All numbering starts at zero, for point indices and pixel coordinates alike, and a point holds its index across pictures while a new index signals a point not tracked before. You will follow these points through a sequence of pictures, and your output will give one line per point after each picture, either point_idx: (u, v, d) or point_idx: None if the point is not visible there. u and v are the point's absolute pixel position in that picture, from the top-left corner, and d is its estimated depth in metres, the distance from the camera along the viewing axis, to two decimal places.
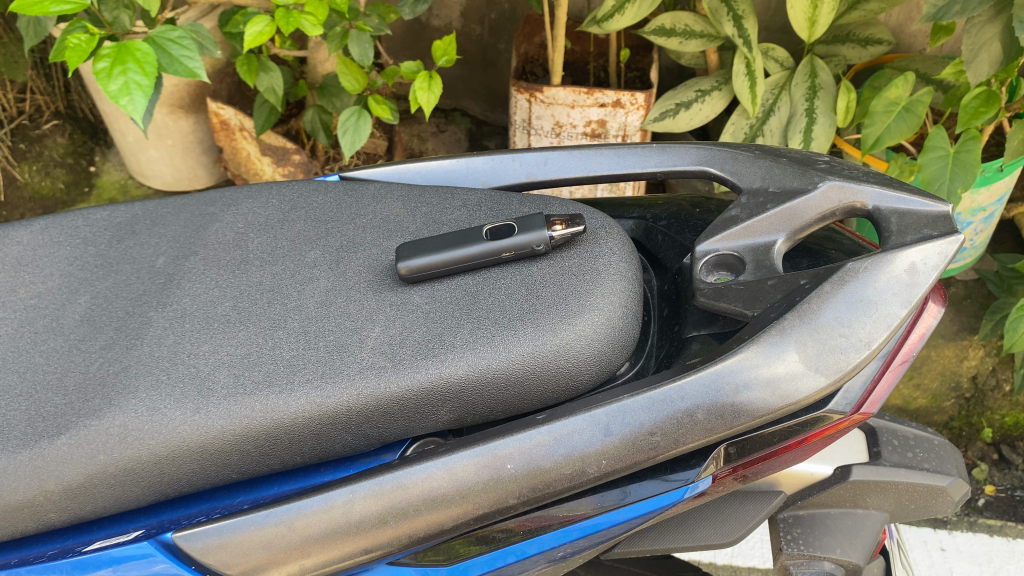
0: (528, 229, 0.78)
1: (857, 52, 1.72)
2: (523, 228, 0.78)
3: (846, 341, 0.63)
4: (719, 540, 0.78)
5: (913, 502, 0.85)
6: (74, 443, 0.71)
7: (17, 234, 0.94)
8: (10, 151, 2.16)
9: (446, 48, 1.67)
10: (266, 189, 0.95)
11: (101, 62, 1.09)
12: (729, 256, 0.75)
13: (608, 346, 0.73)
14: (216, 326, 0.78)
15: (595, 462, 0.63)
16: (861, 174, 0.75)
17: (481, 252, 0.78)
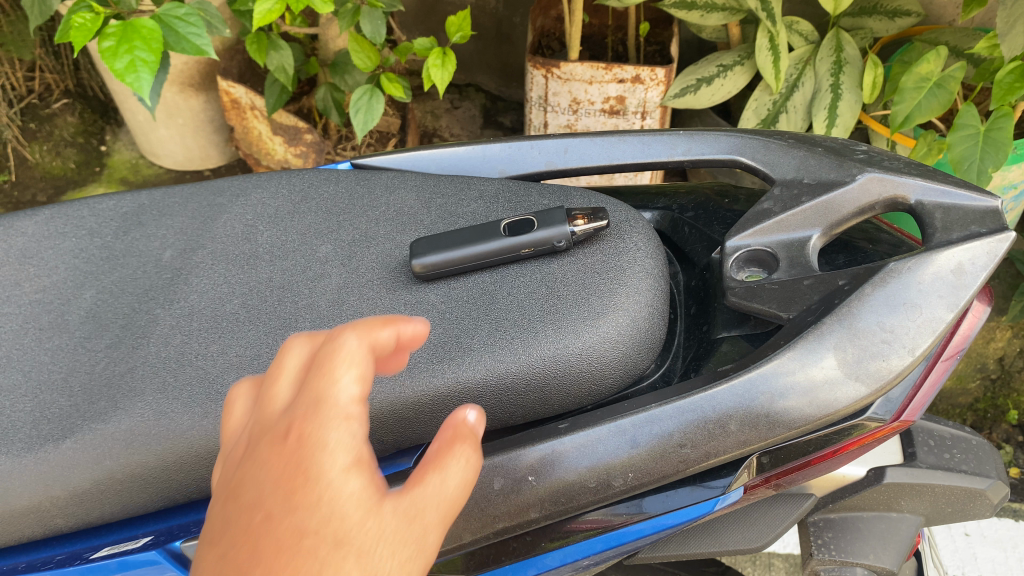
0: (546, 227, 0.74)
1: (885, 24, 1.65)
2: (542, 225, 0.74)
3: (888, 346, 0.59)
4: (746, 545, 0.75)
5: (950, 505, 0.81)
6: (79, 448, 0.69)
7: (21, 225, 0.91)
8: (21, 131, 2.12)
9: (460, 24, 1.62)
10: (276, 178, 0.92)
11: (106, 41, 1.06)
12: (761, 252, 0.71)
13: (633, 348, 0.69)
14: (225, 325, 0.76)
15: (621, 475, 0.60)
16: (902, 166, 0.71)
17: (497, 249, 0.74)
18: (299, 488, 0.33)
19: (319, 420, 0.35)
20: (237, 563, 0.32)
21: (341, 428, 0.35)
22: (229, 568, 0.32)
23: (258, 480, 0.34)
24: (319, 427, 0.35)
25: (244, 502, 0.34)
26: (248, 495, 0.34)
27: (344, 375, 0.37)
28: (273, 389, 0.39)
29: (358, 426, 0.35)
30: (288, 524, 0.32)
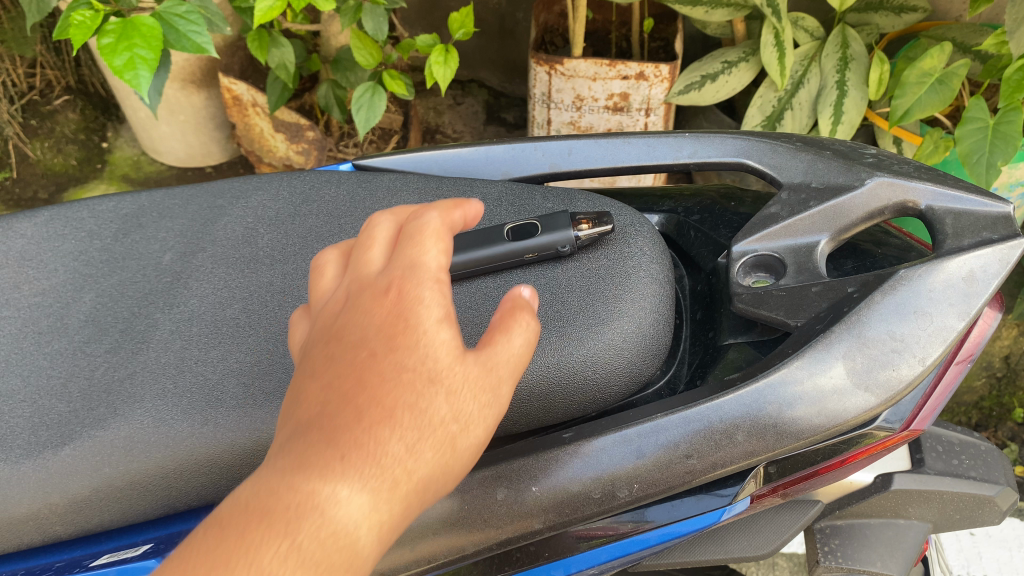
0: (548, 232, 0.73)
1: (891, 20, 1.62)
2: (545, 231, 0.73)
3: (898, 355, 0.58)
4: (753, 553, 0.74)
5: (958, 512, 0.80)
6: (79, 455, 0.68)
7: (20, 227, 0.90)
8: (22, 128, 2.11)
9: (463, 21, 1.60)
10: (277, 179, 0.91)
11: (105, 39, 1.05)
12: (769, 257, 0.70)
13: (638, 356, 0.68)
14: (226, 330, 0.75)
15: (626, 485, 0.60)
16: (911, 170, 0.70)
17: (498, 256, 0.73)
18: (399, 333, 0.44)
19: (415, 280, 0.46)
20: (348, 384, 0.43)
21: (431, 288, 0.46)
22: (343, 388, 0.42)
23: (365, 322, 0.45)
24: (415, 287, 0.46)
25: (354, 336, 0.45)
26: (355, 331, 0.45)
27: (431, 247, 0.48)
28: (369, 254, 0.50)
29: (445, 288, 0.46)
30: (392, 358, 0.43)
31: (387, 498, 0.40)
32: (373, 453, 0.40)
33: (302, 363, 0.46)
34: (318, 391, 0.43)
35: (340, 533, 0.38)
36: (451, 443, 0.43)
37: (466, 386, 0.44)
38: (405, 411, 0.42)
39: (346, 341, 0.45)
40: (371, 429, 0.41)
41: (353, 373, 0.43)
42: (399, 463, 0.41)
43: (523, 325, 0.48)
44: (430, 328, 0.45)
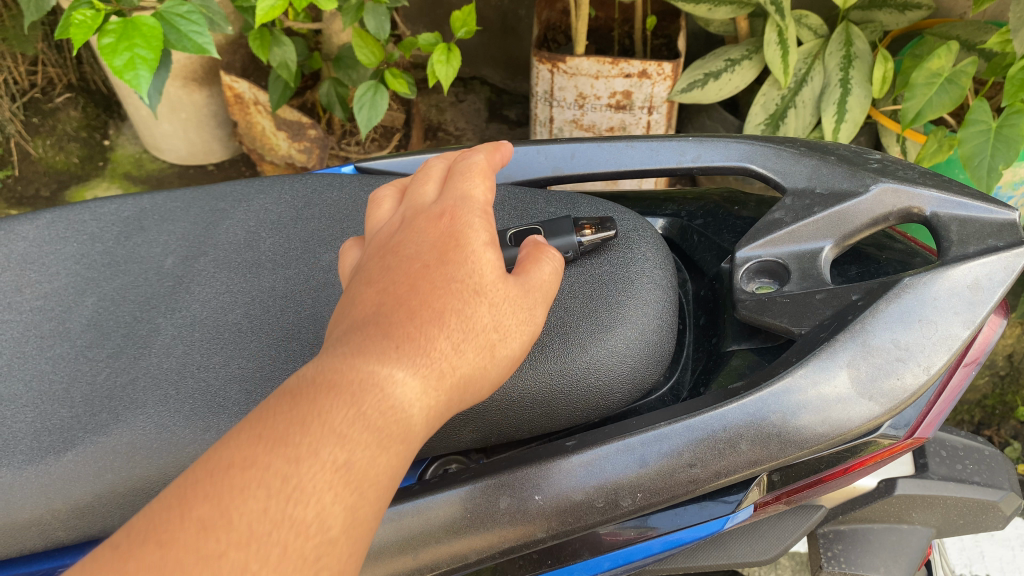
0: (552, 237, 0.72)
1: (895, 17, 1.62)
2: (548, 236, 0.72)
3: (902, 364, 0.58)
4: (755, 557, 0.74)
5: (961, 517, 0.80)
6: (81, 460, 0.68)
7: (22, 229, 0.90)
8: (24, 126, 2.10)
9: (465, 19, 1.60)
10: (279, 183, 0.91)
11: (106, 39, 1.05)
12: (772, 264, 0.70)
13: (641, 363, 0.68)
14: (228, 335, 0.75)
15: (629, 494, 0.59)
16: (916, 176, 0.70)
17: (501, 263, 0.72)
18: (451, 250, 0.54)
19: (466, 211, 0.57)
20: (404, 286, 0.51)
21: (478, 218, 0.56)
22: (400, 287, 0.51)
23: (420, 240, 0.55)
24: (464, 216, 0.56)
25: (411, 251, 0.54)
26: (411, 247, 0.55)
27: (478, 185, 0.60)
28: (425, 189, 0.61)
29: (490, 219, 0.57)
30: (444, 269, 0.52)
31: (435, 387, 0.47)
32: (427, 344, 0.48)
33: (362, 272, 0.55)
34: (381, 290, 0.51)
35: (400, 407, 0.44)
36: (490, 350, 0.51)
37: (506, 301, 0.53)
38: (454, 314, 0.50)
39: (403, 255, 0.54)
40: (426, 326, 0.49)
41: (412, 278, 0.52)
42: (447, 358, 0.48)
43: (549, 258, 0.59)
44: (478, 247, 0.54)
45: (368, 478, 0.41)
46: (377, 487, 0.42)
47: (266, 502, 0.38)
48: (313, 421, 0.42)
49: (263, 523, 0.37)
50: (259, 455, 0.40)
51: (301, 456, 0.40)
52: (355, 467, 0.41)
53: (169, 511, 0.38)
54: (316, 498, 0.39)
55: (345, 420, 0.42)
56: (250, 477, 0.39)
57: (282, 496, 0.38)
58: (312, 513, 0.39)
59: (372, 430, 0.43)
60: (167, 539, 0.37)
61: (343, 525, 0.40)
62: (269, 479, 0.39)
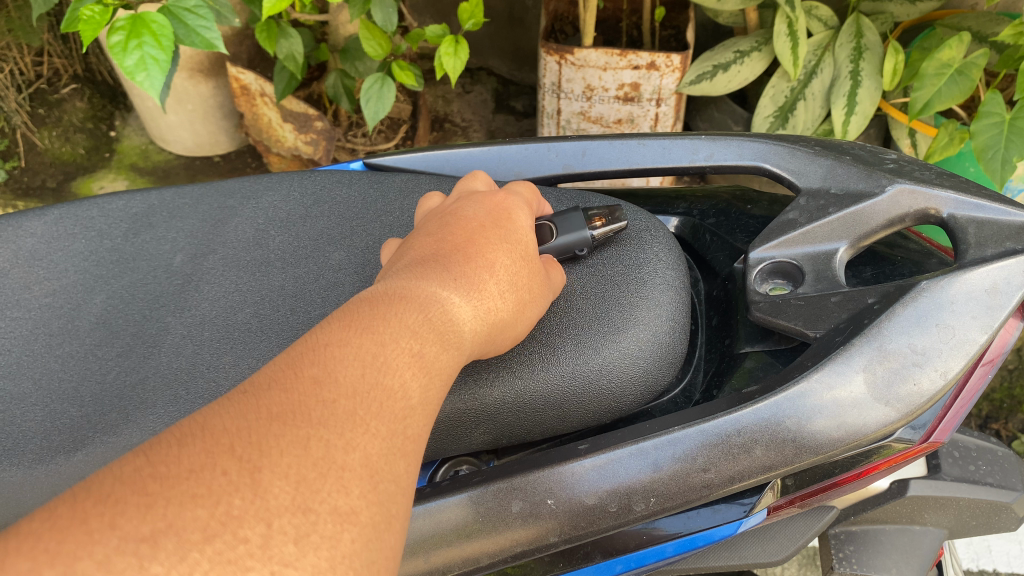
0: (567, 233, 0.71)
1: (905, 8, 1.59)
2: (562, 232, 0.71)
3: (918, 368, 0.57)
4: (765, 559, 0.74)
5: (974, 518, 0.80)
6: (90, 460, 0.67)
7: (30, 225, 0.89)
8: (30, 117, 2.10)
9: (473, 11, 1.58)
10: (288, 179, 0.91)
11: (115, 36, 1.03)
12: (786, 265, 0.70)
13: (655, 364, 0.68)
14: (237, 335, 0.75)
15: (643, 499, 0.59)
16: (934, 177, 0.69)
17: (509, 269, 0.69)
18: (502, 220, 0.62)
19: (514, 199, 0.66)
20: (465, 234, 0.59)
21: (523, 208, 0.66)
22: (463, 234, 0.59)
23: (477, 207, 0.63)
24: (513, 201, 0.66)
25: (468, 213, 0.62)
26: (465, 211, 0.62)
27: (520, 189, 0.70)
28: (474, 184, 0.71)
29: (532, 215, 0.66)
30: (498, 231, 0.60)
31: (482, 319, 0.54)
32: (484, 282, 0.55)
33: (419, 229, 0.62)
34: (439, 240, 0.58)
35: (457, 325, 0.51)
36: (523, 304, 0.59)
37: (537, 273, 0.62)
38: (502, 267, 0.57)
39: (458, 217, 0.62)
40: (480, 270, 0.56)
41: (467, 233, 0.59)
42: (496, 298, 0.55)
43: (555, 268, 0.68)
44: (522, 227, 0.63)
45: (433, 368, 0.47)
46: (440, 380, 0.47)
47: (363, 369, 0.43)
48: (390, 318, 0.47)
49: (362, 384, 0.42)
50: (352, 336, 0.45)
51: (384, 342, 0.45)
52: (425, 359, 0.46)
53: (279, 372, 0.42)
54: (398, 373, 0.44)
55: (416, 321, 0.48)
56: (348, 351, 0.43)
57: (374, 366, 0.43)
58: (397, 384, 0.43)
59: (438, 333, 0.49)
60: (286, 385, 0.40)
61: (419, 401, 0.44)
62: (364, 354, 0.44)
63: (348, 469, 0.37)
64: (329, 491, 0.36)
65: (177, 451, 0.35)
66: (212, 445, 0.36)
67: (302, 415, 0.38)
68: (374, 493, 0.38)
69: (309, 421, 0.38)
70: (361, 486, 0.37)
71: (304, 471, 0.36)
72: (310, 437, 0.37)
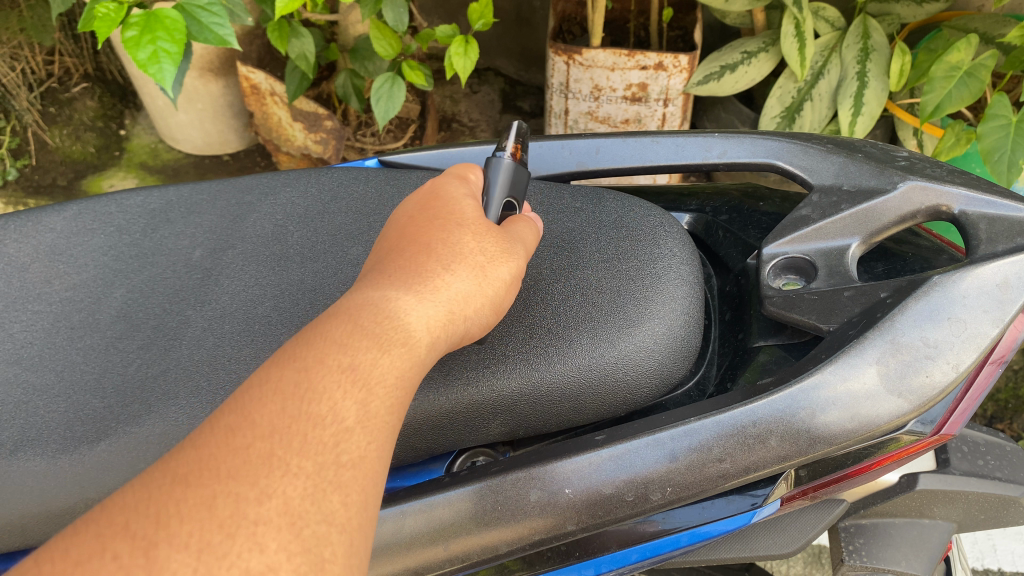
0: (514, 190, 0.68)
1: (912, 10, 1.60)
2: (506, 190, 0.67)
3: (930, 361, 0.58)
4: (776, 551, 0.75)
5: (983, 512, 0.81)
6: (114, 450, 0.69)
7: (49, 221, 0.91)
8: (41, 115, 2.12)
9: (482, 11, 1.59)
10: (305, 176, 0.92)
11: (129, 31, 1.05)
12: (800, 260, 0.71)
13: (669, 357, 0.69)
14: (258, 327, 0.76)
15: (659, 488, 0.60)
16: (945, 173, 0.70)
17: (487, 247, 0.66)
18: (436, 204, 0.63)
19: (445, 179, 0.67)
20: (399, 239, 0.59)
21: (459, 185, 0.66)
22: (395, 240, 0.59)
23: (408, 204, 0.64)
24: (445, 181, 0.66)
25: (401, 214, 0.63)
26: (399, 213, 0.64)
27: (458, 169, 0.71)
28: None
29: (465, 181, 0.66)
30: (429, 218, 0.61)
31: (432, 304, 0.52)
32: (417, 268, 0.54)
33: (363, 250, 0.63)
34: (377, 251, 0.59)
35: (399, 323, 0.49)
36: (482, 272, 0.57)
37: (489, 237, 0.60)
38: (441, 249, 0.57)
39: (395, 221, 0.63)
40: (418, 259, 0.55)
41: (401, 234, 0.60)
42: (443, 279, 0.54)
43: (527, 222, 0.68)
44: (458, 199, 0.63)
45: (373, 377, 0.45)
46: (386, 387, 0.46)
47: (284, 401, 0.42)
48: (317, 338, 0.47)
49: (281, 417, 0.41)
50: (273, 369, 0.44)
51: (311, 363, 0.44)
52: (359, 370, 0.45)
53: (198, 429, 0.41)
54: (329, 395, 0.43)
55: (346, 335, 0.47)
56: (264, 390, 0.42)
57: (298, 395, 0.42)
58: (326, 407, 0.42)
59: (372, 339, 0.47)
60: (198, 441, 0.40)
61: (356, 419, 0.43)
62: (284, 385, 0.43)
63: (262, 523, 0.36)
64: (238, 553, 0.35)
65: (67, 542, 0.35)
66: (105, 528, 0.35)
67: (210, 470, 0.38)
68: (298, 541, 0.36)
69: (217, 477, 0.37)
70: (279, 538, 0.36)
71: (209, 536, 0.35)
72: (217, 495, 0.37)
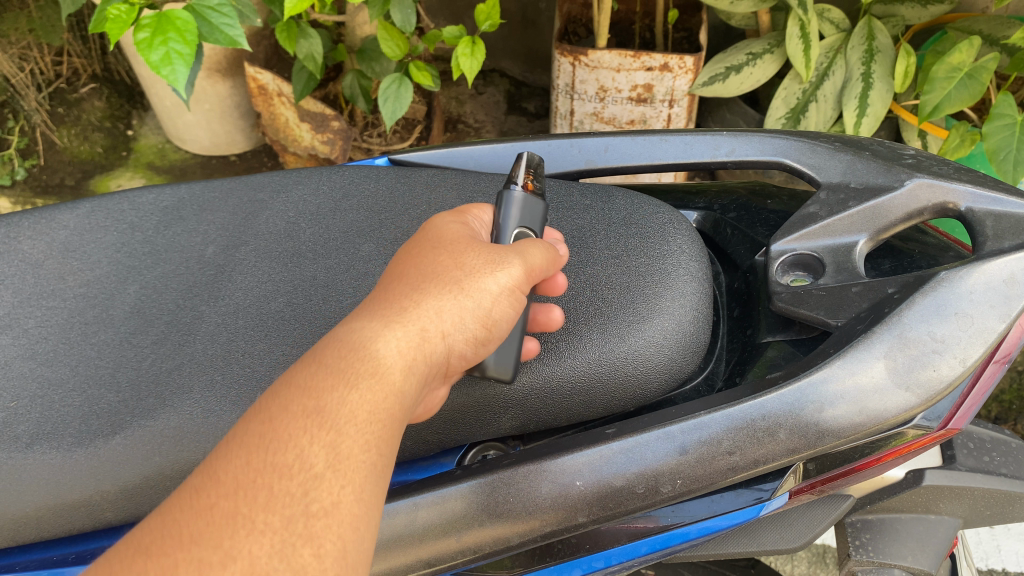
0: (528, 220, 0.68)
1: (917, 11, 1.60)
2: (522, 221, 0.68)
3: (938, 355, 0.59)
4: (783, 546, 0.75)
5: (988, 508, 0.82)
6: (130, 444, 0.70)
7: (62, 218, 0.91)
8: (49, 116, 2.13)
9: (489, 12, 1.60)
10: (316, 174, 0.93)
11: (141, 33, 1.05)
12: (808, 257, 0.72)
13: (678, 353, 0.69)
14: (271, 323, 0.77)
15: (669, 481, 0.61)
16: (952, 171, 0.71)
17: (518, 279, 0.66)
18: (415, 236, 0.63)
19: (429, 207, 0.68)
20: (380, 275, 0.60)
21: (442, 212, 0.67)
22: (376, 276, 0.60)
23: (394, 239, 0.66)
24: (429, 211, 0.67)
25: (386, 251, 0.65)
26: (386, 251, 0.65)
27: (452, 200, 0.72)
28: None
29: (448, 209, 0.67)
30: (406, 250, 0.61)
31: (406, 334, 0.53)
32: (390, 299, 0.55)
33: None
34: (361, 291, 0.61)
35: (367, 356, 0.50)
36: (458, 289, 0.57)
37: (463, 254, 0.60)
38: (414, 278, 0.57)
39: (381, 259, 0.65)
40: (393, 292, 0.56)
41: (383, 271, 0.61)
42: (416, 307, 0.55)
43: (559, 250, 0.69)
44: (437, 225, 0.64)
45: (342, 416, 0.47)
46: (357, 424, 0.47)
47: (249, 457, 0.44)
48: (289, 386, 0.48)
49: (249, 474, 0.43)
50: (245, 424, 0.46)
51: (277, 414, 0.46)
52: (326, 412, 0.47)
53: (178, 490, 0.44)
54: (295, 444, 0.44)
55: (312, 378, 0.48)
56: (232, 450, 0.44)
57: (263, 450, 0.44)
58: (294, 456, 0.44)
59: (339, 377, 0.48)
60: (172, 503, 0.42)
61: (325, 463, 0.45)
62: (250, 441, 0.45)
63: None
64: None
65: None
66: None
67: (179, 535, 0.40)
68: None
69: (181, 544, 0.40)
70: None
71: None
72: (181, 561, 0.39)
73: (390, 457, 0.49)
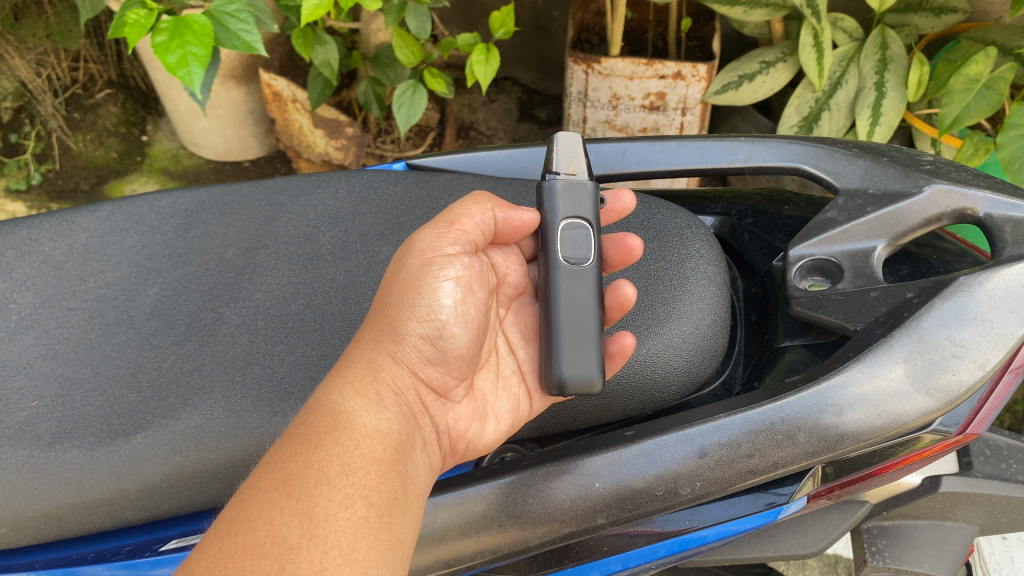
0: (575, 206, 0.70)
1: (930, 21, 1.59)
2: (568, 213, 0.70)
3: (958, 360, 0.59)
4: (800, 551, 0.75)
5: (1005, 515, 0.81)
6: (150, 443, 0.70)
7: (83, 220, 0.90)
8: (65, 121, 2.15)
9: (504, 20, 1.60)
10: (336, 178, 0.93)
11: (158, 37, 1.07)
12: (825, 262, 0.72)
13: (697, 356, 0.70)
14: (292, 325, 0.78)
15: (689, 483, 0.61)
16: (970, 178, 0.71)
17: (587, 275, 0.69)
18: None
19: None
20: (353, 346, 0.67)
21: None
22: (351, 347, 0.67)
23: None
24: None
25: None
26: None
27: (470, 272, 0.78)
28: None
29: None
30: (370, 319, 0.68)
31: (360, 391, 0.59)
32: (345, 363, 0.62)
33: None
34: None
35: (325, 413, 0.57)
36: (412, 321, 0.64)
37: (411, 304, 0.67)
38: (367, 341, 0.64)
39: None
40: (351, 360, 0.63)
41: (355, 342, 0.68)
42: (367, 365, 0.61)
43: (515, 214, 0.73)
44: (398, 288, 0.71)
45: (310, 480, 0.52)
46: (328, 484, 0.52)
47: (221, 544, 0.49)
48: (265, 466, 0.54)
49: (225, 559, 0.48)
50: (228, 507, 0.52)
51: (252, 492, 0.52)
52: (293, 481, 0.52)
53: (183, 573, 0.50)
54: (270, 519, 0.49)
55: (282, 452, 0.54)
56: (219, 533, 0.50)
57: (241, 527, 0.49)
58: (264, 533, 0.49)
59: (304, 443, 0.54)
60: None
61: (300, 532, 0.49)
62: (222, 528, 0.50)
63: None
64: None
65: None
66: None
67: None
68: None
69: None
70: None
71: None
72: None
73: (383, 506, 0.53)
